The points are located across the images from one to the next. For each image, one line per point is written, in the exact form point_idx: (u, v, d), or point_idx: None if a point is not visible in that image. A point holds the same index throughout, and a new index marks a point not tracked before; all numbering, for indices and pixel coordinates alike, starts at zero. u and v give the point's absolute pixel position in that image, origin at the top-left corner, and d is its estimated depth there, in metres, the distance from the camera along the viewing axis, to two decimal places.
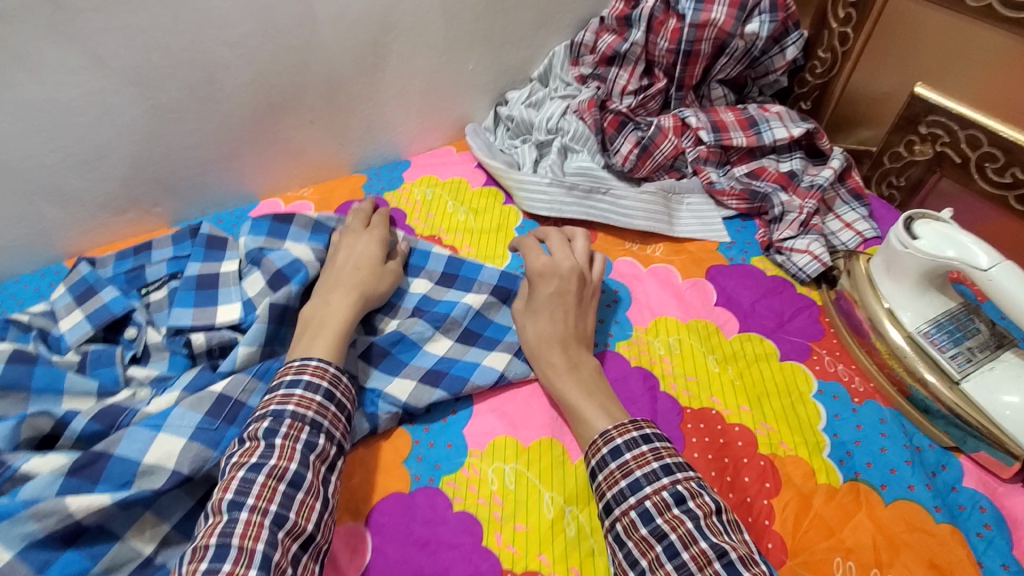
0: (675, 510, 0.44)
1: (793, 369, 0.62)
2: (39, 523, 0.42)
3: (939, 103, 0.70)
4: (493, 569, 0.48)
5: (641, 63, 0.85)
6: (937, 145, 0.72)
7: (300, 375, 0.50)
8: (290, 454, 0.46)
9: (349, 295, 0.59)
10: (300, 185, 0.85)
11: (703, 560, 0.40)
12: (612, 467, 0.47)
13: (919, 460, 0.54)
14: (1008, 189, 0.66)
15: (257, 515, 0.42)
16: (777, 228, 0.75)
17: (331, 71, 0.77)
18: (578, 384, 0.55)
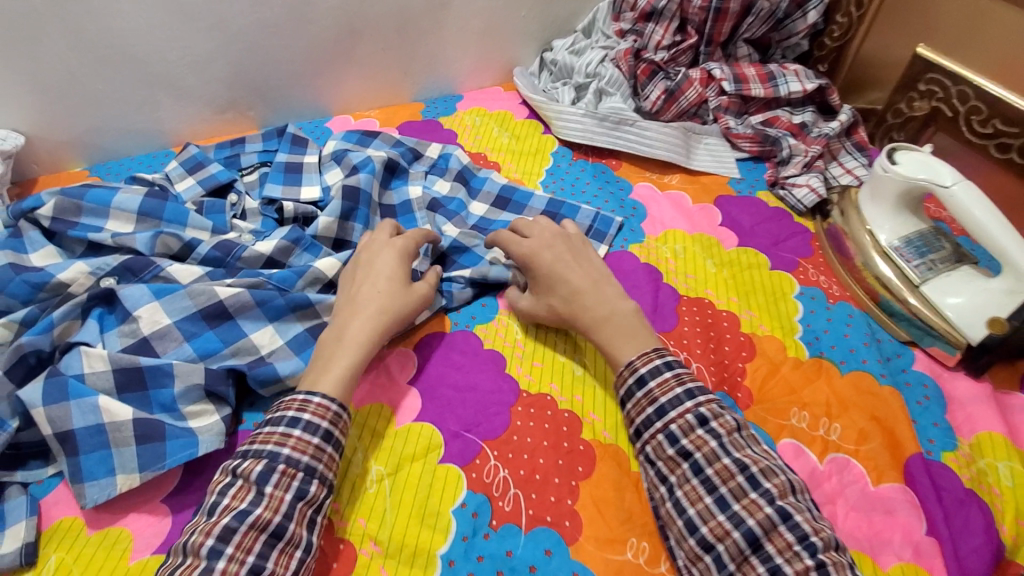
0: (698, 432, 0.50)
1: (780, 277, 0.72)
2: (193, 300, 0.56)
3: (939, 63, 0.79)
4: (513, 389, 0.60)
5: (675, 20, 0.94)
6: (933, 101, 0.81)
7: (302, 412, 0.49)
8: (304, 447, 0.48)
9: (369, 302, 0.57)
10: (366, 107, 0.98)
11: (726, 473, 0.48)
12: (638, 396, 0.54)
13: (874, 345, 0.64)
14: (990, 139, 0.75)
15: (279, 487, 0.46)
16: (784, 168, 0.85)
17: (403, 4, 0.89)
18: (616, 326, 0.58)
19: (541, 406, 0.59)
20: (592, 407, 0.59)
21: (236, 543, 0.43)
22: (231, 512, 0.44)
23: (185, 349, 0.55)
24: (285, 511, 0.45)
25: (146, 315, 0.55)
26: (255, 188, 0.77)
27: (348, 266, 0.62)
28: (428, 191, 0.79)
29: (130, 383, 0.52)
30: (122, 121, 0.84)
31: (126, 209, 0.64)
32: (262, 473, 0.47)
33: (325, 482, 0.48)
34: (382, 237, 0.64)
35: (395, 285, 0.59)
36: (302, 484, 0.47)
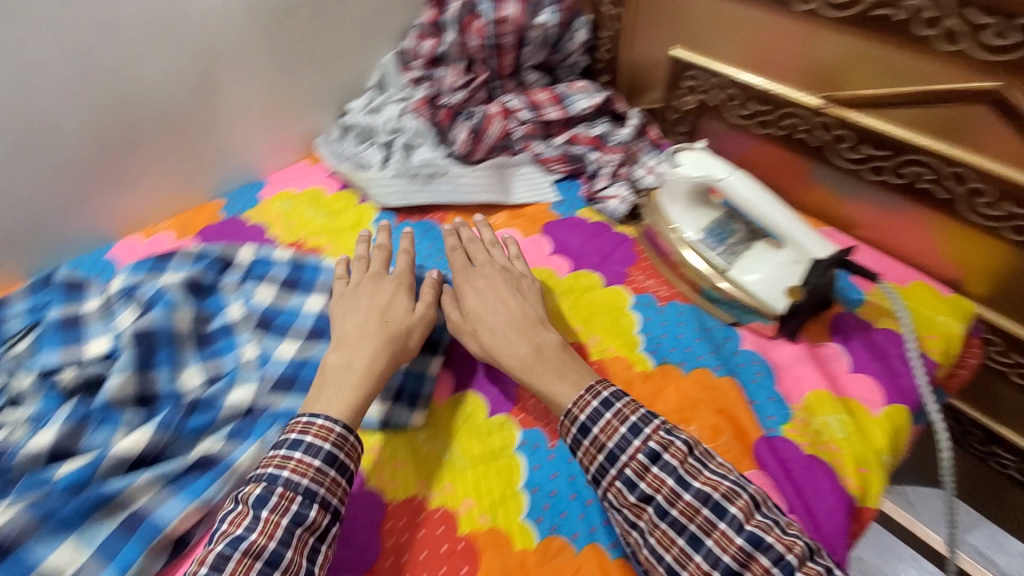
0: (653, 471, 0.51)
1: (615, 293, 0.74)
2: None
3: (694, 61, 0.86)
4: (377, 505, 0.56)
5: (461, 61, 0.95)
6: (698, 95, 0.89)
7: (305, 433, 0.53)
8: (272, 530, 0.48)
9: (370, 327, 0.62)
10: (156, 220, 0.88)
11: (692, 509, 0.49)
12: (586, 444, 0.54)
13: (708, 337, 0.68)
14: (751, 118, 0.84)
15: (277, 510, 0.49)
16: (595, 182, 0.88)
17: (166, 106, 0.81)
18: (549, 365, 0.59)
19: (410, 514, 0.56)
20: (463, 490, 0.57)
21: (231, 570, 0.45)
22: (226, 538, 0.47)
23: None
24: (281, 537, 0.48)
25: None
26: (19, 361, 0.64)
27: (239, 305, 0.69)
28: (249, 303, 0.70)
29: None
30: None
31: None
32: (260, 497, 0.50)
33: (326, 506, 0.51)
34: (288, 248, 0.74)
35: (395, 305, 0.64)
36: (304, 508, 0.50)
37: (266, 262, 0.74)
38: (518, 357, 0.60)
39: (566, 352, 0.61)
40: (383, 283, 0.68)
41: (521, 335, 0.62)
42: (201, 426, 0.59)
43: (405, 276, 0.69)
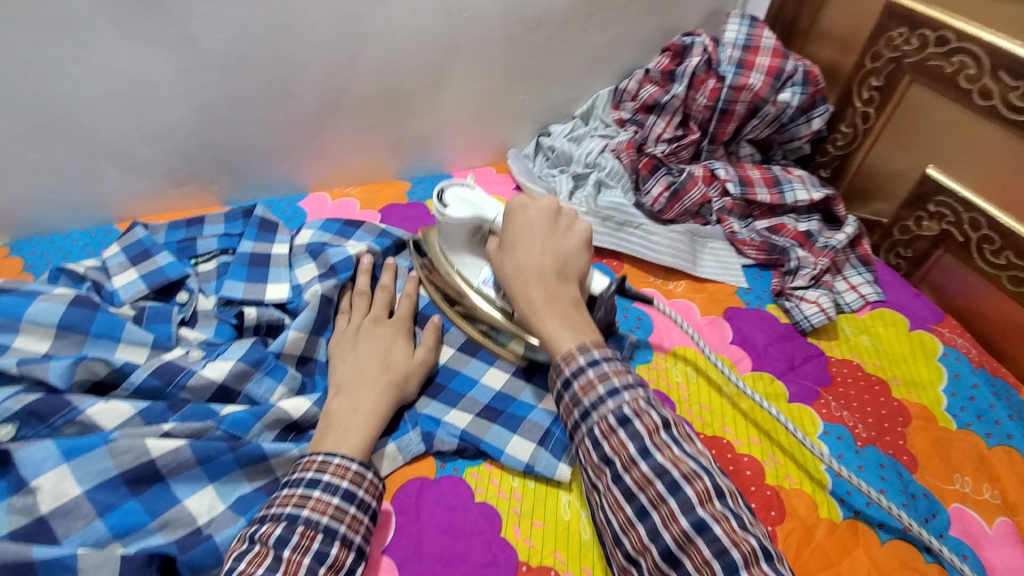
0: (620, 434, 0.44)
1: (800, 412, 0.65)
2: (114, 461, 0.44)
3: (949, 186, 0.77)
4: (511, 561, 0.50)
5: (678, 115, 0.91)
6: (942, 223, 0.79)
7: (301, 507, 0.44)
8: (297, 568, 0.41)
9: (368, 371, 0.55)
10: (344, 184, 0.89)
11: (644, 481, 0.42)
12: (598, 392, 0.46)
13: (892, 476, 0.60)
14: (1003, 269, 0.73)
15: (297, 551, 0.42)
16: (791, 279, 0.80)
17: (392, 53, 0.78)
18: (550, 314, 0.50)
19: None
20: None
21: None
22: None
23: (182, 450, 0.46)
24: (307, 573, 0.41)
25: (87, 566, 0.40)
26: (210, 282, 0.67)
27: (340, 329, 0.60)
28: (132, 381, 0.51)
29: (143, 478, 0.45)
30: (58, 195, 0.72)
31: (43, 322, 0.51)
32: (281, 536, 0.42)
33: (347, 545, 0.45)
34: (376, 308, 0.62)
35: (395, 352, 0.58)
36: (323, 546, 0.43)
37: None
38: (527, 296, 0.51)
39: (572, 308, 0.51)
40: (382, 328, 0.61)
41: (540, 274, 0.52)
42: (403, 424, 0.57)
43: (405, 322, 0.62)
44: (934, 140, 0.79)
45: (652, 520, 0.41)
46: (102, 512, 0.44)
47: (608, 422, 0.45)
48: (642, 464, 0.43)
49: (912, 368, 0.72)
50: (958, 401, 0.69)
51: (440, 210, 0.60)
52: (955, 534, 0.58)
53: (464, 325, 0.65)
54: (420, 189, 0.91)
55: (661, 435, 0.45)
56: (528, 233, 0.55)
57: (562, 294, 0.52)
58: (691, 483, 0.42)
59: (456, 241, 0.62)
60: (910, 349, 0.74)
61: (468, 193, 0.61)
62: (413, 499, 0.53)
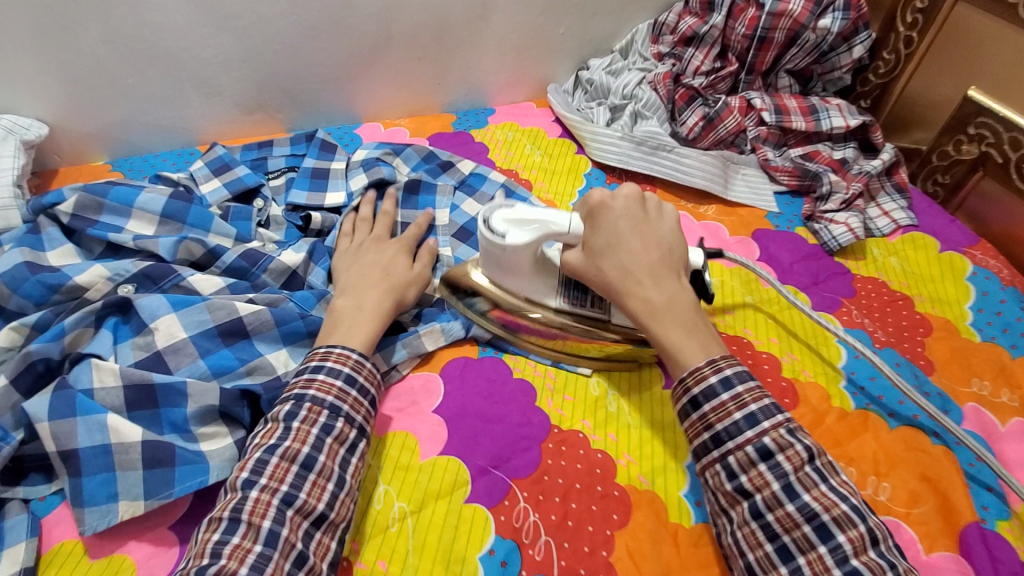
0: (759, 467, 0.45)
1: (821, 319, 0.69)
2: (211, 315, 0.54)
3: (989, 107, 0.78)
4: (544, 424, 0.57)
5: (716, 46, 0.93)
6: (982, 146, 0.80)
7: (323, 361, 0.51)
8: (304, 438, 0.47)
9: (369, 278, 0.60)
10: (394, 116, 0.95)
11: (789, 522, 0.44)
12: (723, 398, 0.47)
13: (907, 375, 0.64)
14: None
15: (305, 423, 0.48)
16: (822, 204, 0.82)
17: None
18: (674, 322, 0.51)
19: (573, 444, 0.56)
20: (627, 448, 0.56)
21: (268, 475, 0.45)
22: (261, 447, 0.47)
23: (264, 314, 0.56)
24: (313, 443, 0.47)
25: (196, 391, 0.50)
26: (280, 193, 0.75)
27: (343, 246, 0.66)
28: (223, 262, 0.60)
29: (234, 332, 0.55)
30: (148, 119, 0.81)
31: (149, 210, 0.60)
32: (291, 411, 0.49)
33: (350, 422, 0.50)
34: (378, 230, 0.68)
35: (395, 263, 0.62)
36: (328, 421, 0.49)
37: (481, 179, 0.79)
38: (644, 304, 0.52)
39: (690, 310, 0.52)
40: (386, 246, 0.66)
41: (651, 275, 0.52)
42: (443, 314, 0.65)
43: (408, 241, 0.67)
44: (977, 62, 0.79)
45: (799, 562, 0.43)
46: (204, 354, 0.53)
47: (746, 455, 0.46)
48: (789, 505, 0.44)
49: (938, 286, 0.75)
50: (984, 316, 0.71)
51: (495, 240, 0.55)
52: (966, 428, 0.61)
53: (463, 308, 0.63)
54: (465, 121, 0.97)
55: (806, 471, 0.45)
56: (620, 226, 0.54)
57: (680, 298, 0.52)
58: (845, 530, 0.43)
59: (519, 267, 0.57)
60: (938, 270, 0.77)
61: (516, 213, 0.55)
62: (459, 372, 0.61)
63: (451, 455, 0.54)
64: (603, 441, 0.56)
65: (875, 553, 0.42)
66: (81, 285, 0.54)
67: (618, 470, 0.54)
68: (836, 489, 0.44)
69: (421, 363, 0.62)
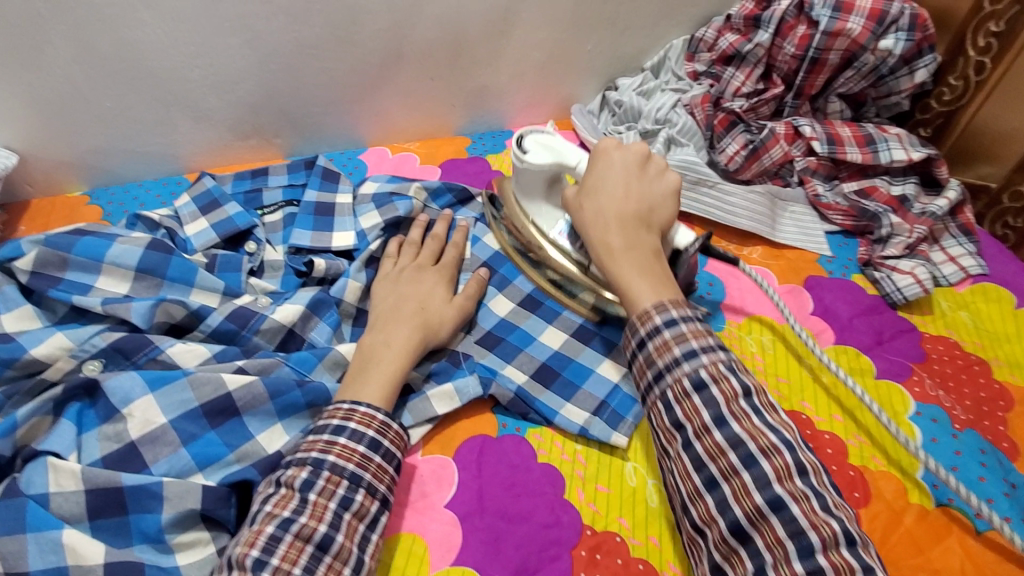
0: (715, 436, 0.43)
1: (889, 389, 0.60)
2: (194, 393, 0.46)
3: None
4: (575, 524, 0.49)
5: (760, 66, 0.84)
6: None
7: (346, 422, 0.46)
8: (322, 513, 0.42)
9: (402, 313, 0.55)
10: (403, 139, 0.87)
11: (742, 490, 0.41)
12: (681, 360, 0.46)
13: (992, 463, 0.55)
14: None
15: (324, 495, 0.42)
16: (880, 248, 0.73)
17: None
18: (629, 261, 0.52)
19: (610, 551, 0.47)
20: (674, 556, 0.48)
21: (281, 555, 0.39)
22: (274, 520, 0.41)
23: (256, 387, 0.47)
24: (331, 521, 0.41)
25: (172, 494, 0.42)
26: (276, 232, 0.67)
27: (385, 270, 0.61)
28: (207, 323, 0.52)
29: (221, 411, 0.47)
30: (131, 145, 0.73)
31: (122, 264, 0.52)
32: (307, 480, 0.43)
33: (372, 493, 0.44)
34: (423, 256, 0.62)
35: (432, 297, 0.57)
36: (347, 493, 0.43)
37: None
38: (606, 245, 0.54)
39: (652, 259, 0.53)
40: (425, 273, 0.60)
41: (619, 225, 0.54)
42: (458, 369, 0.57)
43: (448, 269, 0.62)
44: None
45: (757, 546, 0.40)
46: (186, 442, 0.45)
47: (683, 386, 0.45)
48: (744, 472, 0.41)
49: (1016, 348, 0.66)
50: None
51: (519, 156, 0.61)
52: None
53: (534, 274, 0.65)
54: (481, 145, 0.88)
55: (769, 441, 0.42)
56: (614, 181, 0.57)
57: (642, 245, 0.53)
58: (812, 521, 0.39)
59: (534, 190, 0.63)
60: (1015, 329, 0.67)
61: (547, 139, 0.62)
62: (475, 456, 0.53)
63: (467, 566, 0.46)
64: (645, 547, 0.48)
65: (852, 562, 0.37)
66: (38, 358, 0.46)
67: None
68: (801, 465, 0.42)
69: (432, 438, 0.54)
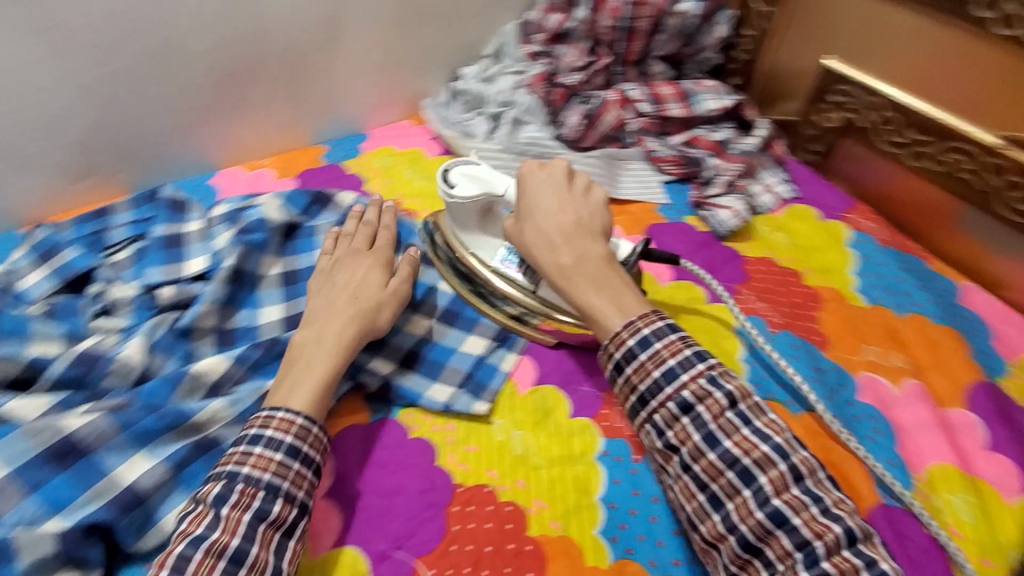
0: (682, 420, 0.48)
1: (719, 311, 0.68)
2: (36, 440, 0.48)
3: (848, 75, 0.79)
4: (447, 485, 0.53)
5: (586, 41, 0.90)
6: (845, 112, 0.81)
7: (263, 430, 0.48)
8: (234, 527, 0.43)
9: (339, 305, 0.58)
10: (256, 158, 0.87)
11: (714, 471, 0.46)
12: (642, 358, 0.50)
13: (803, 355, 0.64)
14: (901, 148, 0.76)
15: (238, 509, 0.45)
16: (707, 189, 0.82)
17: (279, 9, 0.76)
18: (584, 279, 0.55)
19: (480, 502, 0.52)
20: (538, 492, 0.53)
21: (192, 572, 0.41)
22: (186, 539, 0.43)
23: (102, 422, 0.50)
24: (244, 534, 0.43)
25: (25, 543, 0.43)
26: (126, 268, 0.66)
27: (320, 264, 0.63)
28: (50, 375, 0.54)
29: (70, 452, 0.48)
30: None
31: None
32: (221, 494, 0.45)
33: (291, 501, 0.46)
34: (358, 241, 0.65)
35: (366, 282, 0.60)
36: (263, 502, 0.45)
37: (365, 210, 0.75)
38: (557, 263, 0.56)
39: (602, 268, 0.55)
40: (361, 260, 0.63)
41: (565, 241, 0.56)
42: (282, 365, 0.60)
43: (383, 253, 0.64)
44: (831, 34, 0.81)
45: (728, 509, 0.46)
46: (35, 488, 0.47)
47: (642, 369, 0.49)
48: (710, 454, 0.47)
49: (825, 256, 0.75)
50: (869, 279, 0.72)
51: (447, 190, 0.62)
52: (862, 399, 0.61)
53: (453, 280, 0.67)
54: (337, 151, 0.90)
55: (728, 417, 0.47)
56: (548, 195, 0.59)
57: (589, 256, 0.56)
58: (766, 471, 0.45)
59: (469, 221, 0.64)
60: (823, 239, 0.77)
61: (473, 171, 0.62)
62: (350, 444, 0.56)
63: (348, 545, 0.49)
64: (512, 491, 0.53)
65: (795, 491, 0.45)
66: None
67: (530, 520, 0.51)
68: (761, 431, 0.47)
69: None
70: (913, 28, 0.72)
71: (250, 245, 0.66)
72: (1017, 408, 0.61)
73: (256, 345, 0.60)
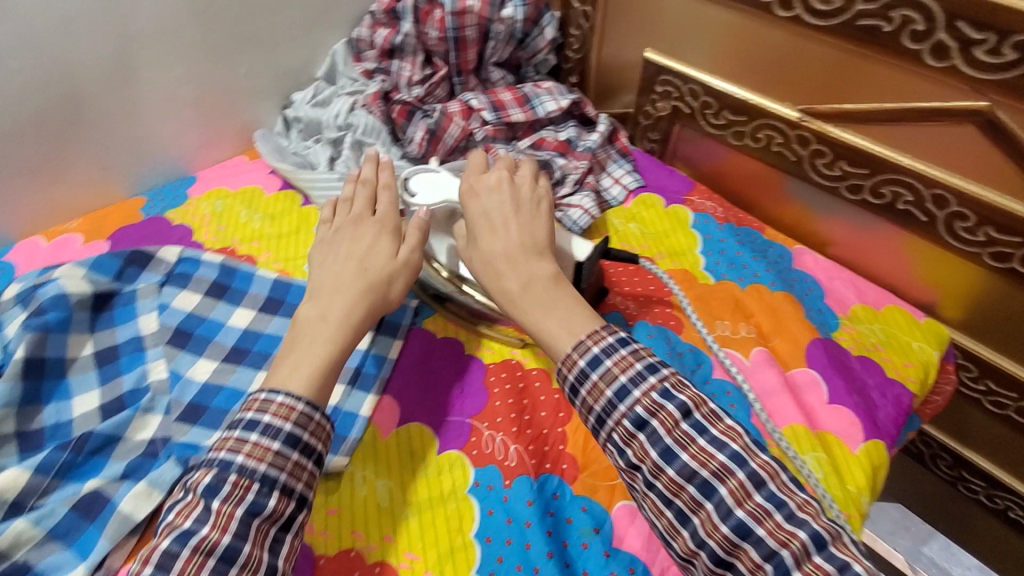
0: (638, 437, 0.44)
1: None
2: None
3: (665, 65, 0.82)
4: (307, 558, 0.48)
5: (419, 54, 0.88)
6: (671, 102, 0.85)
7: (260, 416, 0.45)
8: (224, 526, 0.40)
9: (346, 277, 0.55)
10: (61, 222, 0.77)
11: (675, 486, 0.42)
12: (593, 378, 0.46)
13: (660, 342, 0.65)
14: (725, 129, 0.80)
15: (230, 502, 0.41)
16: (559, 189, 0.82)
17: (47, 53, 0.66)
18: (529, 301, 0.52)
19: (345, 570, 0.48)
20: (407, 544, 0.49)
21: (180, 570, 0.38)
22: (171, 535, 0.40)
23: None
24: (237, 531, 0.40)
25: None
26: None
27: (322, 233, 0.61)
28: None
29: None
30: None
31: None
32: (212, 485, 0.42)
33: (287, 494, 0.43)
34: (359, 206, 0.62)
35: (374, 252, 0.57)
36: (259, 498, 0.42)
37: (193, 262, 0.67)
38: (504, 290, 0.53)
39: (550, 287, 0.52)
40: (366, 227, 0.60)
41: (510, 260, 0.53)
42: (100, 459, 0.53)
43: (390, 219, 0.61)
44: (647, 28, 0.83)
45: (693, 525, 0.42)
46: None
47: (597, 390, 0.46)
48: (669, 469, 0.43)
49: (673, 240, 0.78)
50: (713, 257, 0.75)
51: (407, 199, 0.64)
52: (718, 376, 0.63)
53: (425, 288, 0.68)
54: (158, 202, 0.80)
55: (683, 428, 0.43)
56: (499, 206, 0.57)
57: (535, 277, 0.53)
58: (724, 482, 0.41)
59: (438, 223, 0.66)
60: (670, 224, 0.80)
61: (432, 179, 0.65)
62: None
63: None
64: (380, 549, 0.49)
65: (756, 497, 0.41)
66: None
67: None
68: (717, 438, 0.43)
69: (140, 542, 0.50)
70: (713, 18, 0.76)
71: (46, 328, 0.57)
72: (849, 357, 0.66)
73: (61, 446, 0.52)
